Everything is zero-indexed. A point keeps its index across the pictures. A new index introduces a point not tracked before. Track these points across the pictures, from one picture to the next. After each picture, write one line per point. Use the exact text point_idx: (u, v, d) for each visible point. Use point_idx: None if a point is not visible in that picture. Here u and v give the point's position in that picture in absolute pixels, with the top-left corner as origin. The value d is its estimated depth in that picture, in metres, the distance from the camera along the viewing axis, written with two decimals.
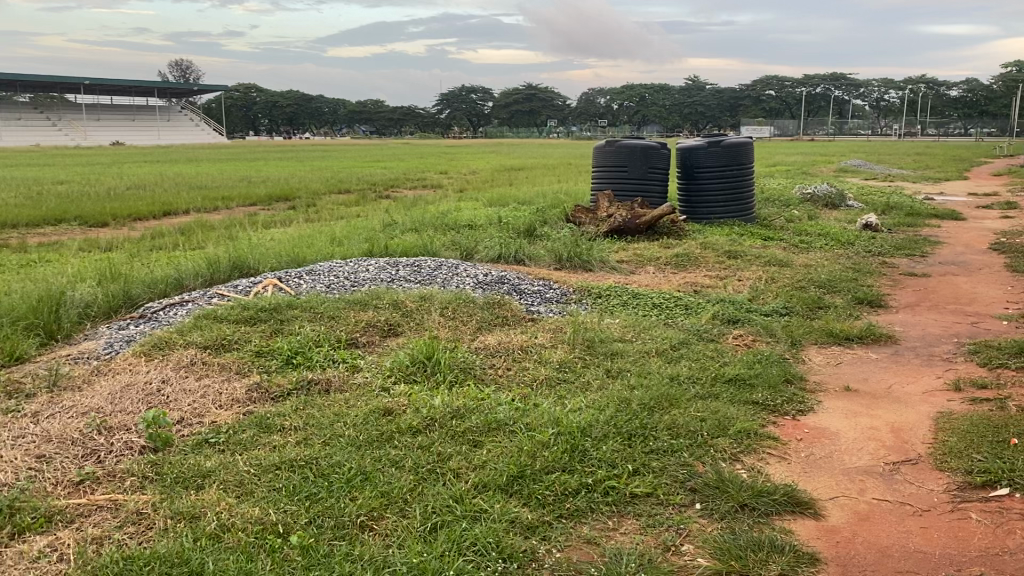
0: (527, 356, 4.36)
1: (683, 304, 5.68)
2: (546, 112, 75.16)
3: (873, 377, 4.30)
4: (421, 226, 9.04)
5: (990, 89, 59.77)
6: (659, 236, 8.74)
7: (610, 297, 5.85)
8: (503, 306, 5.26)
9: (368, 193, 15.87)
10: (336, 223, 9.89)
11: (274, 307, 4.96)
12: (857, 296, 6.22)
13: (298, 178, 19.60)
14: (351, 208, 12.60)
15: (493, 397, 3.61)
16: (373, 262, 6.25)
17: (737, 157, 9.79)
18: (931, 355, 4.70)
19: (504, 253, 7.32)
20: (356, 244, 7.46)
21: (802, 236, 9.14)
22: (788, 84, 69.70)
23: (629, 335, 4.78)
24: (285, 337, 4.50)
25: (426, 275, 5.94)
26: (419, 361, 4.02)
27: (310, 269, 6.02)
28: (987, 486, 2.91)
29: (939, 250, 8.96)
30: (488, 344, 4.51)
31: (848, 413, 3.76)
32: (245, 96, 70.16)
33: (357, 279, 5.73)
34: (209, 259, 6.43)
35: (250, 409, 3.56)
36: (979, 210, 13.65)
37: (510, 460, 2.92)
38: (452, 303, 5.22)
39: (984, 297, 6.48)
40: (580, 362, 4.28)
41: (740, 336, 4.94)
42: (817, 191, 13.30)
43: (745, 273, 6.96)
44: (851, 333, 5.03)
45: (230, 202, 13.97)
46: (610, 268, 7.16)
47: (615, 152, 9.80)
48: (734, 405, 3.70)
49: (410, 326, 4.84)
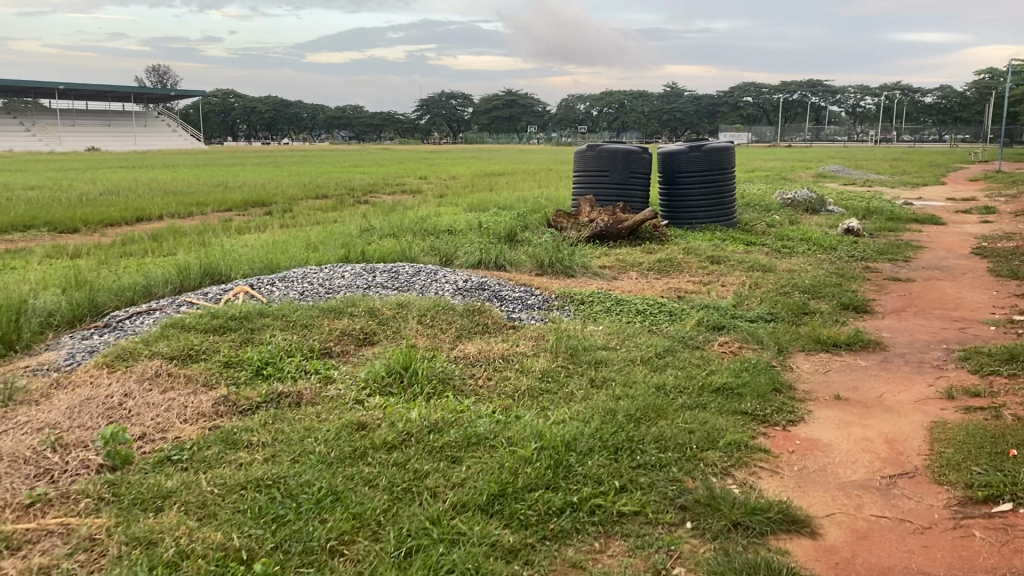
0: (508, 365, 4.21)
1: (666, 310, 5.55)
2: (526, 117, 75.16)
3: (863, 385, 4.18)
4: (399, 231, 8.86)
5: (964, 95, 60.44)
6: (641, 241, 8.62)
7: (593, 303, 5.71)
8: (483, 313, 5.10)
9: (345, 198, 15.67)
10: (312, 229, 9.70)
11: (244, 316, 4.77)
12: (843, 302, 6.12)
13: (275, 184, 19.32)
14: (328, 214, 12.38)
15: (473, 409, 3.46)
16: (349, 268, 6.07)
17: (719, 162, 9.70)
18: (920, 361, 4.59)
19: (484, 258, 7.17)
20: (332, 250, 7.28)
21: (785, 241, 9.05)
22: (766, 90, 70.13)
23: (613, 343, 4.64)
24: (255, 348, 4.32)
25: (404, 282, 5.78)
26: (395, 371, 3.86)
27: (283, 275, 5.84)
28: (989, 501, 2.78)
29: (922, 255, 8.91)
30: (468, 353, 4.35)
31: (841, 423, 3.63)
32: (222, 101, 69.62)
33: (331, 286, 5.55)
34: (179, 266, 6.23)
35: (216, 423, 3.37)
36: (959, 215, 13.67)
37: (491, 477, 2.76)
38: (430, 310, 5.06)
39: (970, 302, 6.40)
40: (563, 371, 4.13)
41: (726, 343, 4.81)
42: (797, 196, 13.26)
43: (729, 278, 6.85)
44: (839, 340, 4.92)
45: (205, 207, 13.74)
46: (592, 273, 7.02)
47: (596, 156, 9.68)
48: (723, 415, 3.56)
49: (386, 335, 4.67)
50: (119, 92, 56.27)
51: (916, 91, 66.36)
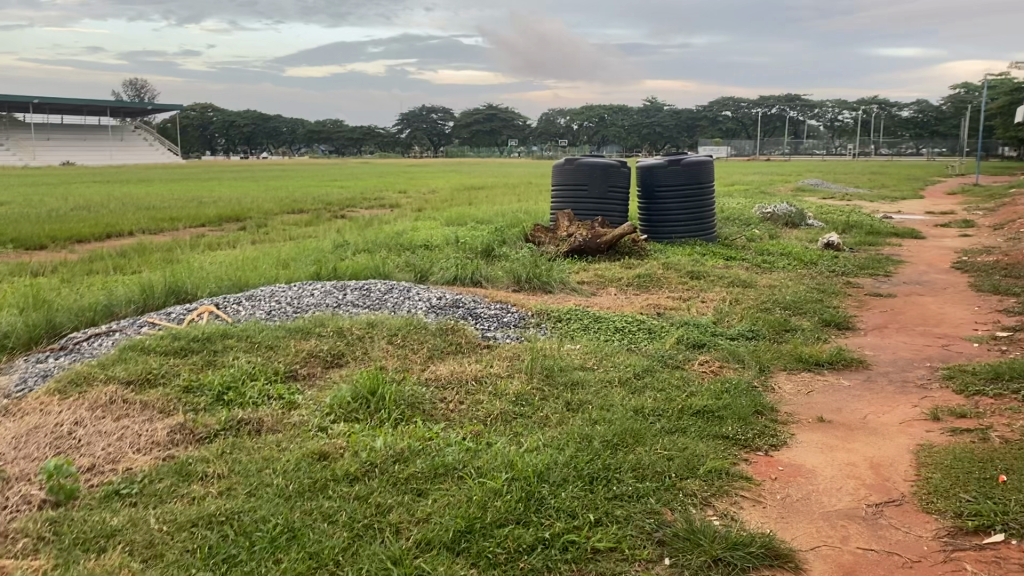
0: (481, 387, 4.06)
1: (645, 328, 5.42)
2: (506, 131, 75.25)
3: (846, 406, 4.06)
4: (374, 247, 8.70)
5: (940, 110, 61.14)
6: (620, 256, 8.51)
7: (570, 320, 5.57)
8: (457, 332, 4.95)
9: (322, 213, 15.49)
10: (286, 245, 9.52)
11: (207, 337, 4.60)
12: (824, 318, 6.02)
13: (251, 199, 19.10)
14: (304, 229, 12.20)
15: (443, 436, 3.31)
16: (320, 286, 5.91)
17: (698, 176, 9.63)
18: (904, 381, 4.48)
19: (460, 275, 7.03)
20: (304, 267, 7.11)
21: (764, 256, 8.97)
22: (744, 105, 70.62)
23: (590, 363, 4.50)
24: (218, 371, 4.15)
25: (375, 300, 5.62)
26: (362, 396, 3.70)
27: (251, 294, 5.67)
28: (980, 531, 2.66)
29: (903, 270, 8.85)
30: (439, 374, 4.20)
31: (824, 447, 3.50)
32: (201, 116, 69.21)
33: (300, 305, 5.38)
34: (144, 285, 6.04)
35: (170, 453, 3.19)
36: (937, 229, 13.68)
37: (458, 512, 2.61)
38: (401, 329, 4.90)
39: (952, 318, 6.32)
40: (538, 394, 3.99)
41: (706, 362, 4.69)
42: (777, 210, 13.23)
43: (708, 294, 6.74)
44: (821, 358, 4.80)
45: (178, 223, 13.51)
46: (570, 289, 6.89)
47: (574, 170, 9.58)
48: (703, 440, 3.42)
49: (355, 356, 4.51)
50: (96, 107, 55.77)
51: (893, 105, 67.06)
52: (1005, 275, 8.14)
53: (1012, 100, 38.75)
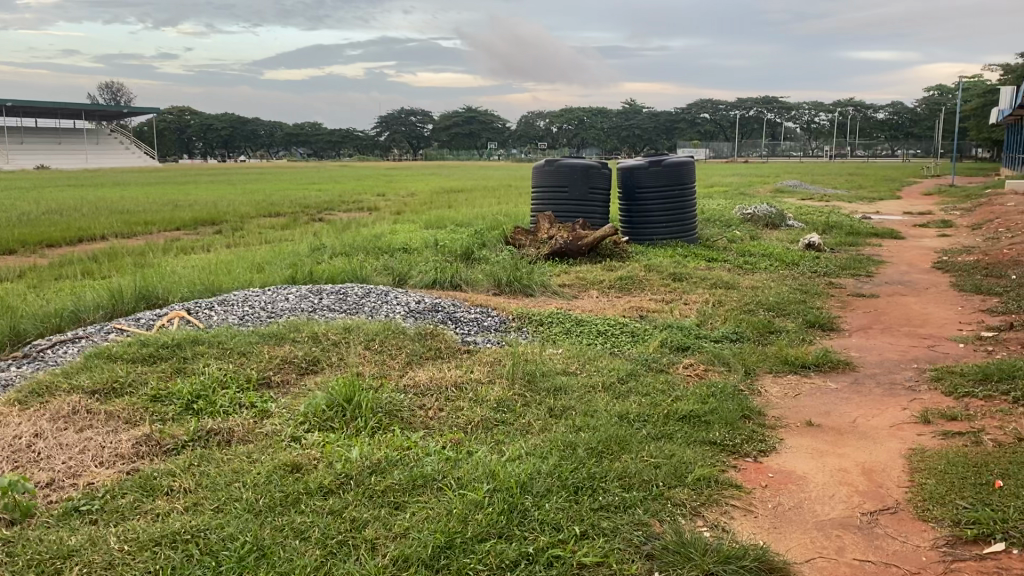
0: (461, 394, 3.94)
1: (628, 331, 5.32)
2: (485, 134, 75.18)
3: (835, 410, 3.97)
4: (351, 250, 8.55)
5: (914, 111, 61.72)
6: (601, 258, 8.41)
7: (552, 323, 5.46)
8: (436, 336, 4.82)
9: (299, 216, 15.31)
10: (262, 248, 9.35)
11: (178, 344, 4.44)
12: (809, 320, 5.95)
13: (228, 202, 18.87)
14: (281, 232, 12.02)
15: (421, 446, 3.18)
16: (295, 290, 5.75)
17: (679, 177, 9.56)
18: (892, 383, 4.40)
19: (439, 278, 6.89)
20: (279, 271, 6.96)
21: (746, 258, 8.91)
22: (722, 107, 70.98)
23: (572, 367, 4.39)
24: (187, 379, 3.99)
25: (352, 304, 5.47)
26: (337, 405, 3.57)
27: (223, 298, 5.52)
28: (979, 540, 2.57)
29: (884, 270, 8.81)
30: (418, 381, 4.07)
31: (814, 453, 3.41)
32: (178, 119, 68.62)
33: (274, 310, 5.23)
34: (113, 290, 5.87)
35: (135, 466, 3.04)
36: (916, 229, 13.72)
37: (437, 527, 2.48)
38: (379, 334, 4.77)
39: (936, 319, 6.26)
40: (520, 400, 3.87)
41: (691, 365, 4.59)
42: (757, 211, 13.20)
43: (691, 296, 6.65)
44: (808, 360, 4.72)
45: (153, 227, 13.29)
46: (551, 292, 6.78)
47: (555, 172, 9.47)
48: (691, 447, 3.32)
49: (331, 363, 4.38)
50: (70, 110, 55.11)
51: (868, 107, 67.66)
52: (986, 275, 8.13)
53: (986, 101, 39.15)
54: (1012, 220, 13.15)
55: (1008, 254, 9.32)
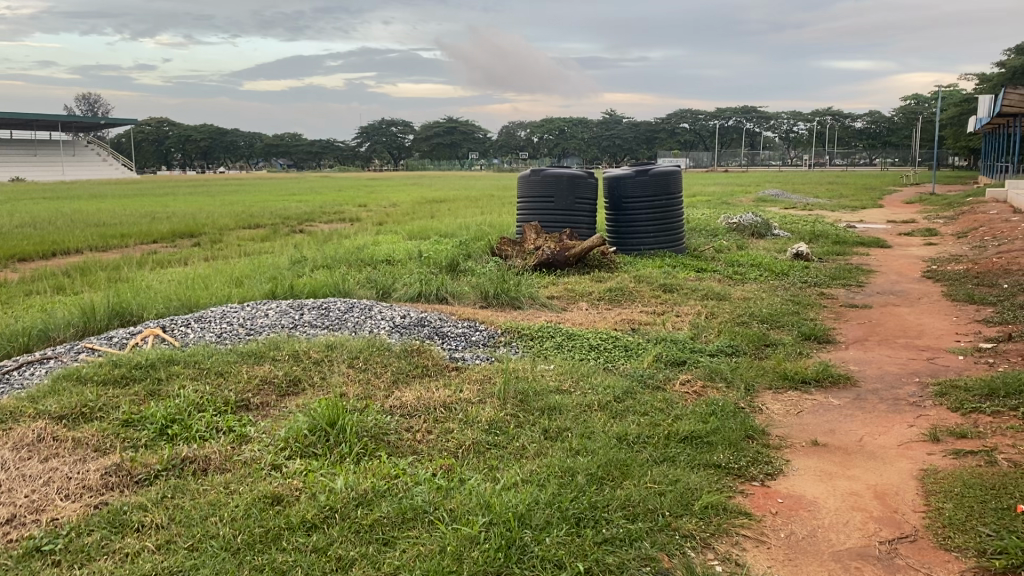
0: (450, 415, 3.76)
1: (621, 345, 5.16)
2: (466, 144, 75.12)
3: (840, 428, 3.81)
4: (333, 262, 8.36)
5: (892, 121, 62.26)
6: (589, 269, 8.26)
7: (542, 338, 5.29)
8: (423, 353, 4.64)
9: (280, 228, 15.07)
10: (241, 261, 9.13)
11: (152, 364, 4.23)
12: (804, 331, 5.81)
13: (206, 214, 18.60)
14: (260, 245, 11.78)
15: (411, 474, 3.00)
16: (275, 305, 5.55)
17: (667, 186, 9.44)
18: (896, 398, 4.26)
19: (425, 291, 6.71)
20: (258, 285, 6.74)
21: (735, 268, 8.79)
22: (702, 117, 71.31)
23: (565, 384, 4.22)
24: (161, 403, 3.78)
25: (334, 319, 5.27)
26: (321, 429, 3.39)
27: (200, 315, 5.31)
28: (1008, 572, 2.42)
29: (874, 280, 8.72)
30: (405, 401, 3.88)
31: (822, 475, 3.25)
32: (156, 131, 68.11)
33: (253, 326, 5.03)
34: (85, 307, 5.64)
35: (104, 499, 2.83)
36: (902, 238, 13.68)
37: (431, 566, 2.30)
38: (364, 351, 4.58)
39: (932, 330, 6.15)
40: (512, 420, 3.69)
41: (687, 381, 4.43)
42: (742, 220, 13.10)
43: (683, 308, 6.51)
44: (807, 375, 4.57)
45: (129, 239, 13.01)
46: (539, 305, 6.62)
47: (541, 181, 9.31)
48: (694, 471, 3.15)
49: (313, 383, 4.19)
50: (46, 121, 54.53)
51: (846, 117, 68.24)
52: (977, 284, 8.05)
53: (963, 110, 39.49)
54: (996, 229, 13.14)
55: (996, 263, 9.27)
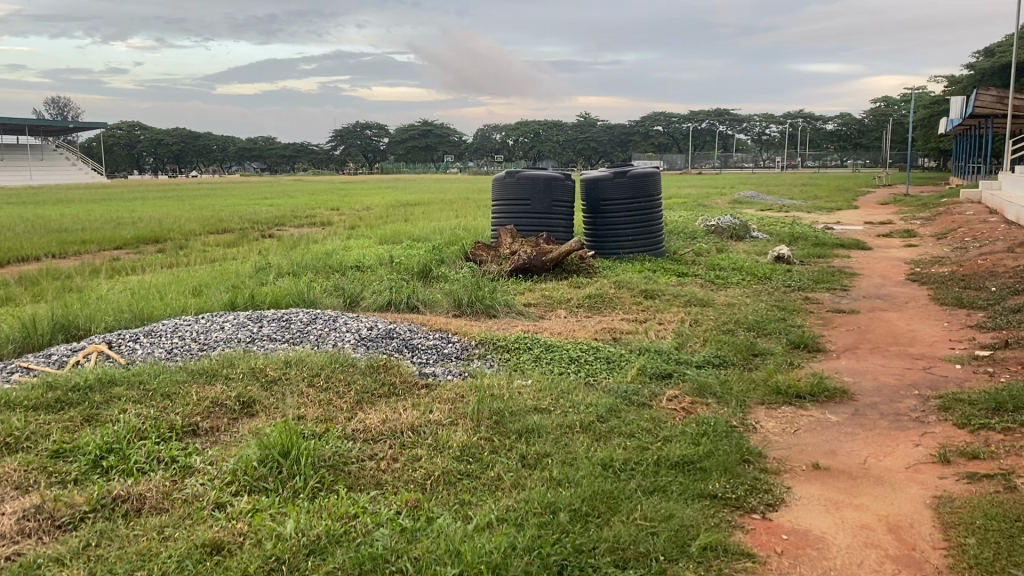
0: (419, 440, 3.43)
1: (603, 357, 4.85)
2: (441, 147, 74.71)
3: (842, 449, 3.53)
4: (300, 269, 7.98)
5: (864, 123, 62.81)
6: (567, 274, 7.94)
7: (519, 350, 4.97)
8: (390, 369, 4.30)
9: (248, 232, 14.66)
10: (203, 268, 8.74)
11: (90, 386, 3.86)
12: (793, 340, 5.53)
13: (173, 219, 18.10)
14: (226, 250, 11.39)
15: (372, 513, 2.68)
16: (231, 317, 5.17)
17: (646, 189, 9.14)
18: (897, 414, 3.98)
19: (394, 299, 6.36)
20: (217, 294, 6.36)
21: (717, 272, 8.51)
22: (676, 120, 71.45)
23: (543, 402, 3.90)
24: (97, 430, 3.41)
25: (296, 332, 4.91)
26: (273, 460, 3.06)
27: (150, 328, 4.92)
28: None
29: (859, 283, 8.49)
30: (368, 425, 3.56)
31: (828, 504, 2.96)
32: (125, 135, 67.11)
33: (207, 341, 4.66)
34: (26, 320, 5.24)
35: (18, 550, 2.47)
36: (881, 239, 13.52)
37: None
38: (326, 368, 4.23)
39: (924, 337, 5.90)
40: (486, 446, 3.37)
41: (675, 398, 4.11)
42: (721, 223, 12.85)
43: (665, 315, 6.21)
44: (802, 390, 4.27)
45: (91, 245, 12.55)
46: (515, 313, 6.29)
47: (517, 184, 8.98)
48: (688, 504, 2.85)
49: (269, 405, 3.84)
50: (12, 126, 53.45)
51: (818, 119, 68.72)
52: (964, 288, 7.84)
53: (934, 112, 39.79)
54: (975, 230, 13.01)
55: (981, 265, 9.08)
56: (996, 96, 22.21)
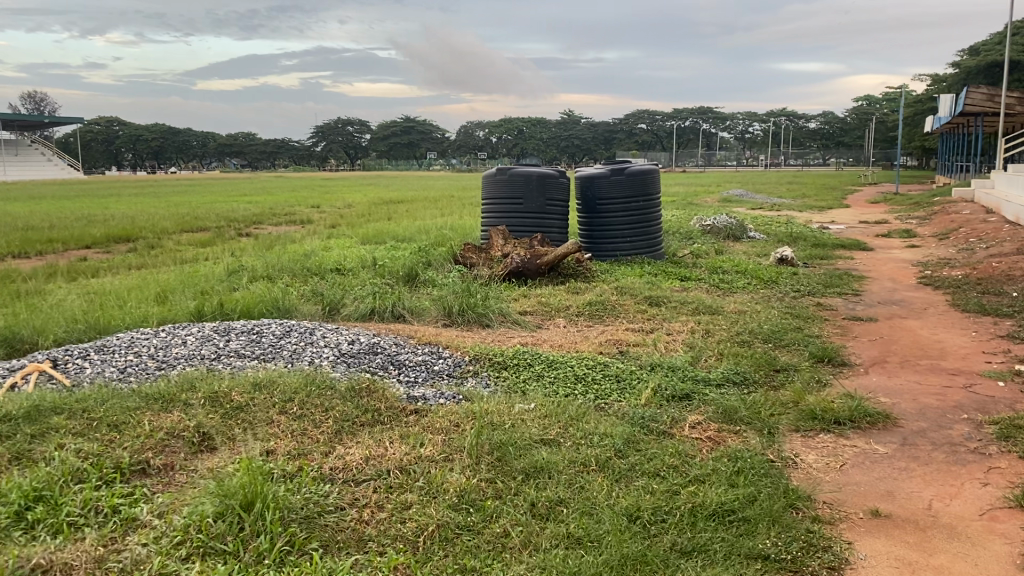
0: (408, 482, 2.93)
1: (613, 375, 4.35)
2: (424, 144, 74.06)
3: (899, 489, 3.05)
4: (276, 272, 7.43)
5: (847, 122, 62.93)
6: (563, 278, 7.46)
7: (517, 367, 4.45)
8: (373, 392, 3.77)
9: (223, 231, 14.04)
10: (171, 270, 8.18)
11: (24, 415, 3.32)
12: (816, 353, 5.06)
13: (146, 216, 17.44)
14: (200, 250, 10.82)
15: None
16: (196, 330, 4.63)
17: (644, 187, 8.66)
18: (952, 444, 3.51)
19: (378, 307, 5.83)
20: (184, 301, 5.81)
21: (720, 275, 8.05)
22: (660, 117, 71.15)
23: (551, 432, 3.39)
24: (26, 472, 2.88)
25: (267, 347, 4.37)
26: (234, 513, 2.54)
27: (102, 342, 4.37)
28: None
29: (870, 287, 8.04)
30: (349, 463, 3.06)
31: (900, 564, 2.48)
32: (103, 131, 66.01)
33: (166, 359, 4.11)
34: None
35: None
36: (881, 239, 13.10)
37: None
38: (301, 391, 3.70)
39: (954, 348, 5.45)
40: (488, 490, 2.86)
41: (699, 426, 3.63)
42: (717, 222, 12.40)
43: (673, 324, 5.73)
44: (841, 415, 3.78)
45: (57, 244, 11.91)
46: (510, 322, 5.78)
47: (508, 181, 8.47)
48: (735, 570, 2.38)
49: (235, 437, 3.31)
50: None
51: (801, 117, 68.67)
52: (981, 293, 7.41)
53: (918, 110, 39.69)
54: (977, 230, 12.66)
55: (996, 267, 8.66)
56: (988, 94, 21.97)
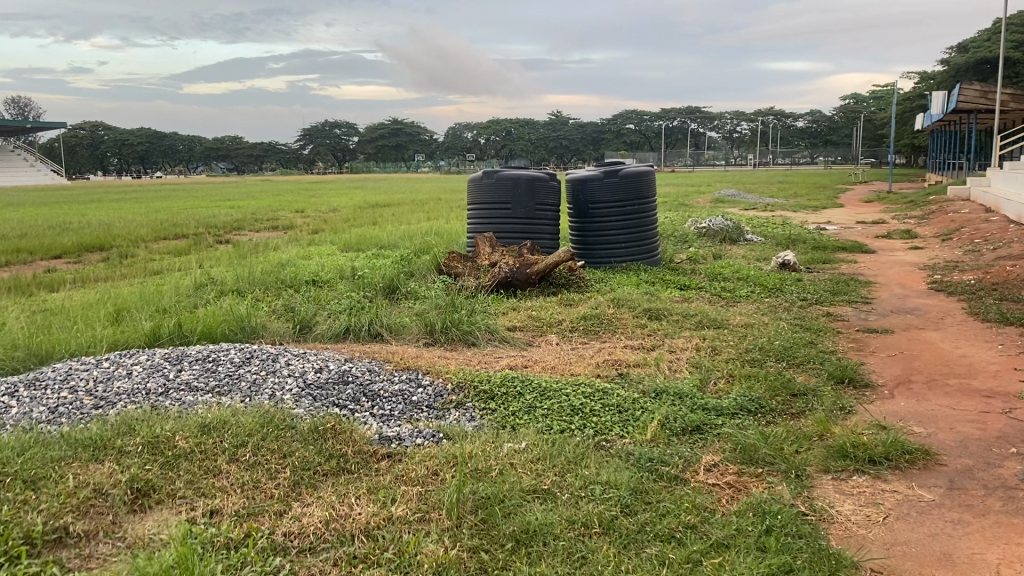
0: (375, 552, 2.44)
1: (613, 405, 3.86)
2: (411, 146, 73.47)
3: (959, 550, 2.58)
4: (246, 286, 6.91)
5: (834, 121, 62.75)
6: (555, 288, 6.98)
7: (505, 396, 3.95)
8: (341, 433, 3.27)
9: (201, 238, 13.51)
10: (137, 284, 7.65)
11: None
12: (835, 373, 4.59)
13: (125, 223, 16.89)
14: (173, 260, 10.28)
15: None
16: (145, 359, 4.12)
17: (639, 190, 8.19)
18: (1008, 488, 3.04)
19: (353, 325, 5.33)
20: (140, 322, 5.30)
21: (722, 283, 7.57)
22: (648, 117, 70.83)
23: (545, 481, 2.91)
24: None
25: (223, 378, 3.88)
26: None
27: (36, 375, 3.87)
28: None
29: (879, 293, 7.59)
30: (305, 527, 2.57)
31: None
32: (88, 135, 65.28)
33: (105, 395, 3.60)
34: None
35: None
36: (881, 241, 12.65)
37: None
38: (255, 432, 3.21)
39: (982, 364, 5.00)
40: (471, 564, 2.37)
41: (715, 469, 3.15)
42: (712, 225, 11.94)
43: (675, 341, 5.24)
44: (876, 452, 3.30)
45: (24, 254, 11.35)
46: (498, 340, 5.28)
47: (495, 184, 7.97)
48: None
49: (174, 494, 2.81)
50: None
51: (790, 117, 68.46)
52: (998, 300, 6.96)
53: (907, 108, 39.44)
54: (980, 230, 12.24)
55: (1010, 270, 8.21)
56: (980, 91, 21.64)
